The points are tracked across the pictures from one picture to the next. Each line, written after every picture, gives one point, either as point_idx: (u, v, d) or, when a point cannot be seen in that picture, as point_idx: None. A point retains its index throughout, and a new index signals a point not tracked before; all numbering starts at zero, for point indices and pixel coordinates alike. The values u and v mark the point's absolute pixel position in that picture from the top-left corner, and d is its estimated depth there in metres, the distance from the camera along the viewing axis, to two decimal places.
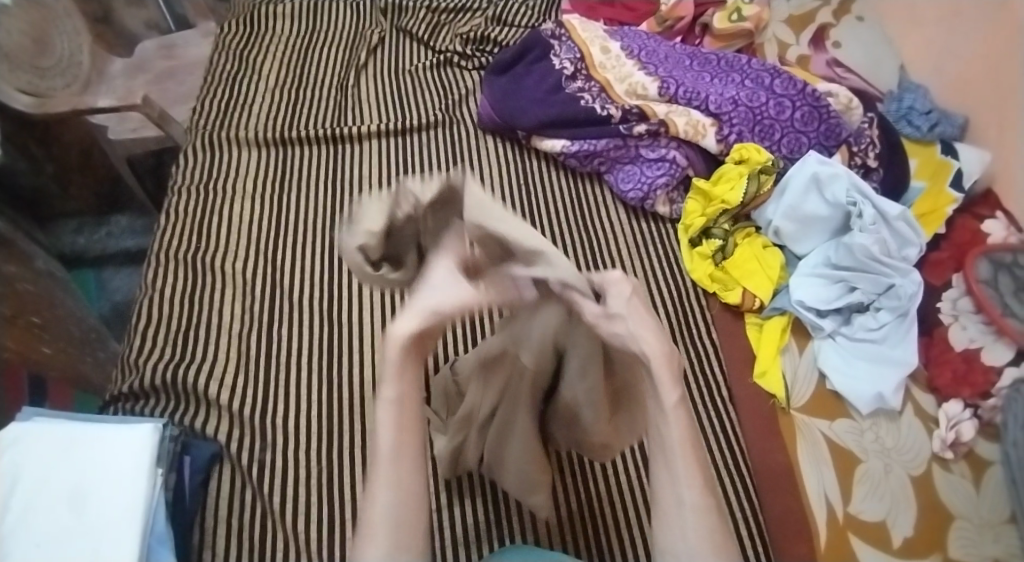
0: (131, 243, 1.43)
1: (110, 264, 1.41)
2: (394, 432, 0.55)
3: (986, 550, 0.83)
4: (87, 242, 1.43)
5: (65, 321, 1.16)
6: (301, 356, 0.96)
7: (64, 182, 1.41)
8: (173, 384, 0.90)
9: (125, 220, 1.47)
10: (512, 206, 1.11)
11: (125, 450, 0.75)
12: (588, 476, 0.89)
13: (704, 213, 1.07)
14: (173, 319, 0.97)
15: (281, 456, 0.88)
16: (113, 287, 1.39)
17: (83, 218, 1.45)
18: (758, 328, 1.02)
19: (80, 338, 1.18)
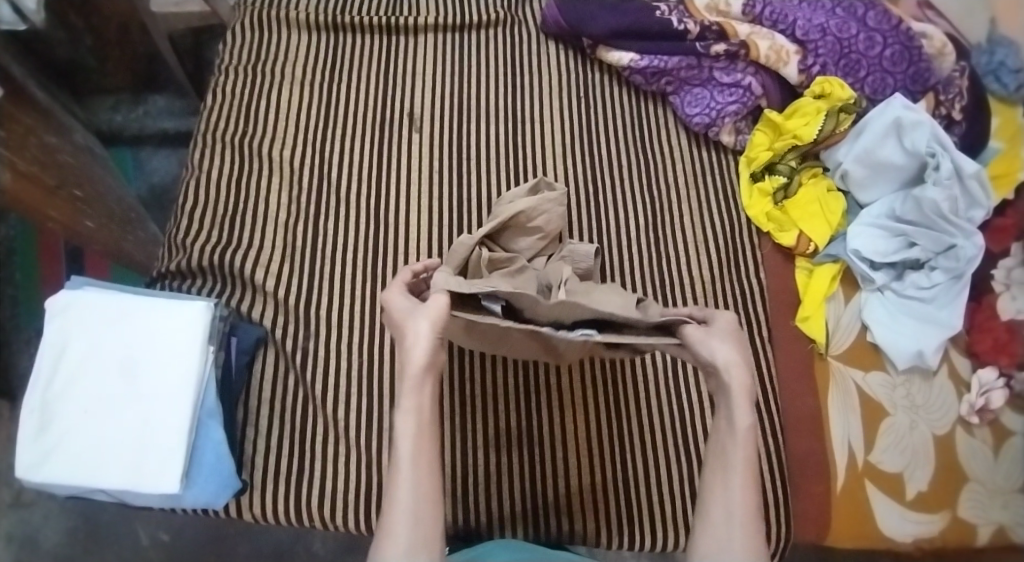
0: (168, 124, 1.43)
1: (147, 145, 1.42)
2: (411, 439, 0.70)
3: (993, 515, 0.91)
4: (125, 120, 1.42)
5: (105, 197, 1.16)
6: (347, 250, 0.95)
7: (102, 56, 1.36)
8: (222, 267, 0.92)
9: (162, 100, 1.43)
10: (567, 125, 1.06)
11: (169, 330, 0.76)
12: (626, 427, 0.92)
13: (771, 146, 1.01)
14: (218, 203, 0.97)
15: (323, 347, 0.89)
16: (151, 168, 1.42)
17: (120, 95, 1.42)
18: (807, 274, 1.00)
19: (121, 215, 1.18)
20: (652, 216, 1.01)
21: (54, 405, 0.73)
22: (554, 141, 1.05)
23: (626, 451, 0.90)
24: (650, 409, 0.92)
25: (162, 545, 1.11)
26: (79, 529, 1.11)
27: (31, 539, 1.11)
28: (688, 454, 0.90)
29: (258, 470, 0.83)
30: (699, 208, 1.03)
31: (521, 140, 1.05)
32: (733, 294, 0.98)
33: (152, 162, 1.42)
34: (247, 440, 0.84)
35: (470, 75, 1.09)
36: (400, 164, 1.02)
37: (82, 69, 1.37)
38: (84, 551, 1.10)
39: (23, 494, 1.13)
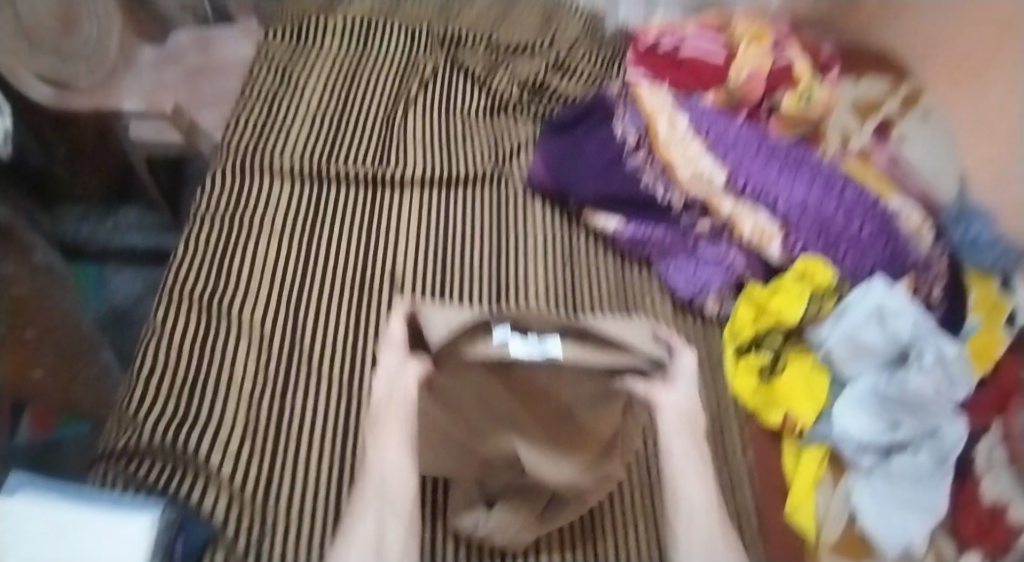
0: (136, 240, 1.36)
1: (113, 260, 1.35)
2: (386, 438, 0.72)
3: None
4: (92, 231, 1.35)
5: (58, 329, 1.09)
6: (317, 421, 0.88)
7: (74, 167, 1.32)
8: (172, 449, 0.83)
9: (134, 212, 1.40)
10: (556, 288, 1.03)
11: (112, 548, 0.67)
12: None
13: (755, 323, 1.00)
14: (179, 368, 0.90)
15: (278, 545, 0.79)
16: (113, 285, 1.33)
17: (88, 206, 1.37)
18: (795, 456, 0.96)
19: (73, 349, 1.10)
20: None
21: None
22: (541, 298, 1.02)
23: None
24: None
25: None
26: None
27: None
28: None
29: None
30: None
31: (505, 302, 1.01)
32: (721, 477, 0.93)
33: (115, 280, 1.34)
34: None
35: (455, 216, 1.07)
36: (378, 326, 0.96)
37: (50, 181, 1.30)
38: None
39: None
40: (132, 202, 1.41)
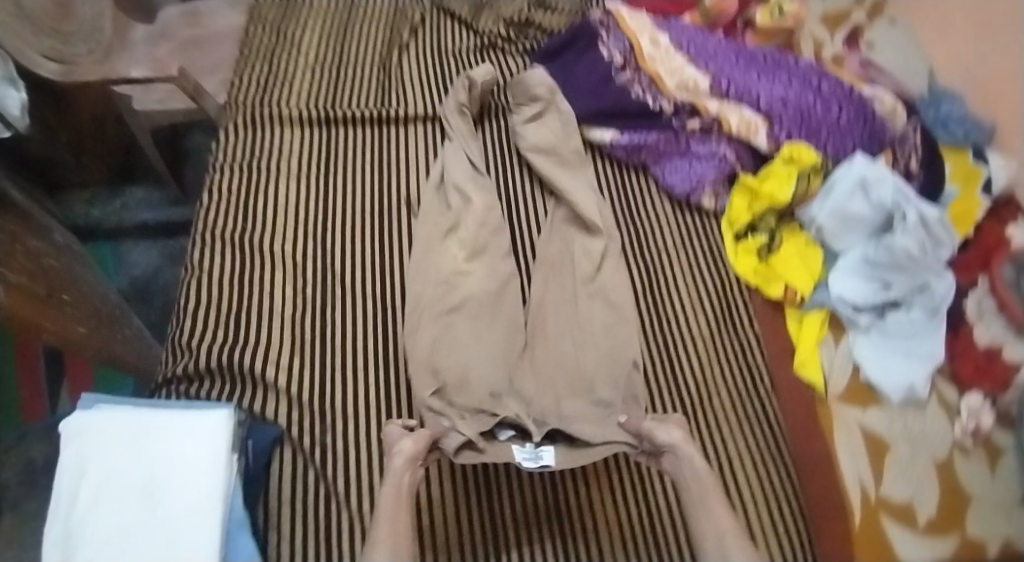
0: (148, 216, 1.44)
1: (127, 238, 1.42)
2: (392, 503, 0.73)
3: (1001, 531, 0.88)
4: (103, 214, 1.42)
5: (92, 299, 1.19)
6: (355, 333, 0.97)
7: (77, 150, 1.36)
8: (229, 367, 0.92)
9: (141, 193, 1.46)
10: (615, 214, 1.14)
11: (187, 443, 0.75)
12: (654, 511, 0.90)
13: (750, 208, 1.10)
14: (222, 300, 0.98)
15: (340, 437, 0.90)
16: (132, 261, 1.40)
17: (94, 189, 1.44)
18: (798, 322, 1.04)
19: (107, 316, 1.21)
20: (659, 276, 1.09)
21: (76, 535, 0.70)
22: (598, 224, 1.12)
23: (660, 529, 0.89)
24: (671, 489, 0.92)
25: None
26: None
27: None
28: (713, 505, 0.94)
29: None
30: (693, 271, 1.11)
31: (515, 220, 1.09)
32: (730, 351, 1.05)
33: (132, 256, 1.41)
34: (271, 544, 0.83)
35: (458, 141, 1.11)
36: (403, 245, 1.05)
37: (56, 165, 1.37)
38: None
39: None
40: (138, 182, 1.48)
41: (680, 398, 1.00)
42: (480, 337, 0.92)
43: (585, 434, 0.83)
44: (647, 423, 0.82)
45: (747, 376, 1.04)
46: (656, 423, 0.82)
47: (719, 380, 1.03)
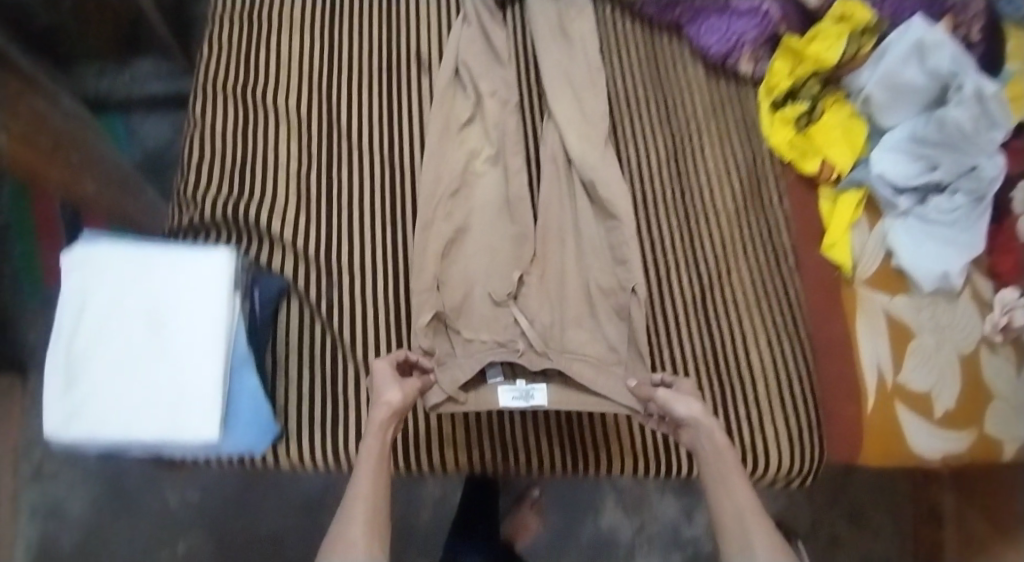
0: (157, 87, 1.38)
1: (137, 110, 1.38)
2: (372, 462, 0.73)
3: (1014, 428, 0.91)
4: (112, 86, 1.36)
5: (102, 165, 1.14)
6: (364, 190, 0.93)
7: (83, 21, 1.33)
8: (235, 219, 0.89)
9: (149, 65, 1.38)
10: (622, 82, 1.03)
11: (185, 282, 0.73)
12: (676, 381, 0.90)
13: (792, 74, 1.00)
14: (227, 152, 0.93)
15: (347, 292, 0.88)
16: (143, 133, 1.38)
17: (105, 62, 1.36)
18: (831, 203, 0.97)
19: (119, 179, 1.17)
20: (682, 146, 1.01)
21: (80, 362, 0.71)
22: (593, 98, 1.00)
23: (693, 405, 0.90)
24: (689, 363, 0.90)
25: (191, 505, 1.17)
26: (104, 494, 1.16)
27: (59, 510, 1.16)
28: (722, 376, 0.91)
29: (293, 418, 0.84)
30: (720, 143, 1.02)
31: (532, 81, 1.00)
32: (757, 225, 0.98)
33: (143, 127, 1.39)
34: (279, 389, 0.85)
35: (477, 23, 1.01)
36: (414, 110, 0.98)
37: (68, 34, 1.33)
38: (112, 515, 1.16)
39: (43, 466, 1.18)
40: (144, 54, 1.39)
41: (698, 272, 0.95)
42: (490, 225, 0.90)
43: (586, 381, 0.80)
44: (665, 394, 0.77)
45: (768, 252, 0.97)
46: (672, 393, 0.77)
47: (740, 251, 0.97)
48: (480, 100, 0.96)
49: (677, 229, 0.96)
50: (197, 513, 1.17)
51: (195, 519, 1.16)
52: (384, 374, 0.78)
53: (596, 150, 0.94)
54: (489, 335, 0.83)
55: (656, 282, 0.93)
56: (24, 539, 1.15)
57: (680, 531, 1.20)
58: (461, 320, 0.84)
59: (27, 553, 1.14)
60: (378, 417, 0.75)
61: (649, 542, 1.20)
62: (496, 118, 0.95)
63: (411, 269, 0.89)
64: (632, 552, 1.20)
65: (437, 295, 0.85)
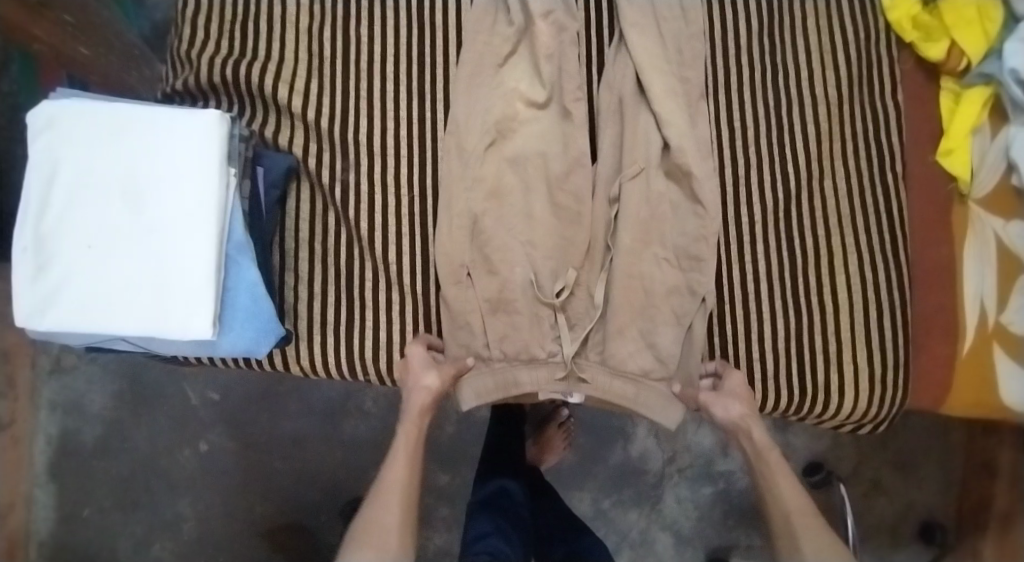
0: None
1: None
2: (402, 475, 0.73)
3: None
4: None
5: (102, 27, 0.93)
6: (387, 54, 0.77)
7: None
8: (237, 84, 0.75)
9: None
10: None
11: (171, 152, 0.61)
12: (759, 303, 0.77)
13: None
14: (225, 1, 0.77)
15: (367, 178, 0.75)
16: (151, 3, 1.11)
17: None
18: (954, 100, 0.81)
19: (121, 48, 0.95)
20: (779, 15, 0.81)
21: (50, 241, 0.59)
22: None
23: (779, 331, 0.77)
24: (774, 282, 0.77)
25: (211, 403, 1.09)
26: (123, 393, 1.09)
27: (76, 405, 1.09)
28: (797, 302, 0.77)
29: (304, 319, 0.74)
30: (829, 15, 0.81)
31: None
32: (860, 123, 0.80)
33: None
34: (288, 286, 0.74)
35: None
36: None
37: None
38: (129, 412, 1.09)
39: (60, 359, 1.10)
40: None
41: (788, 176, 0.78)
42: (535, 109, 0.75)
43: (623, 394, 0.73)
44: (706, 398, 0.75)
45: (872, 155, 0.80)
46: (713, 396, 0.75)
47: (839, 151, 0.80)
48: (531, 23, 0.75)
49: (765, 123, 0.79)
50: (218, 415, 1.10)
51: (214, 420, 1.10)
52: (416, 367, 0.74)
53: (679, 51, 0.77)
54: (527, 338, 0.73)
55: (734, 188, 0.78)
56: (43, 432, 1.09)
57: (715, 464, 1.11)
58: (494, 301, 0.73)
59: (46, 447, 1.09)
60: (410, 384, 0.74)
61: (681, 473, 1.11)
62: (550, 47, 0.75)
63: (440, 158, 0.76)
64: (662, 482, 1.11)
65: (471, 291, 0.73)
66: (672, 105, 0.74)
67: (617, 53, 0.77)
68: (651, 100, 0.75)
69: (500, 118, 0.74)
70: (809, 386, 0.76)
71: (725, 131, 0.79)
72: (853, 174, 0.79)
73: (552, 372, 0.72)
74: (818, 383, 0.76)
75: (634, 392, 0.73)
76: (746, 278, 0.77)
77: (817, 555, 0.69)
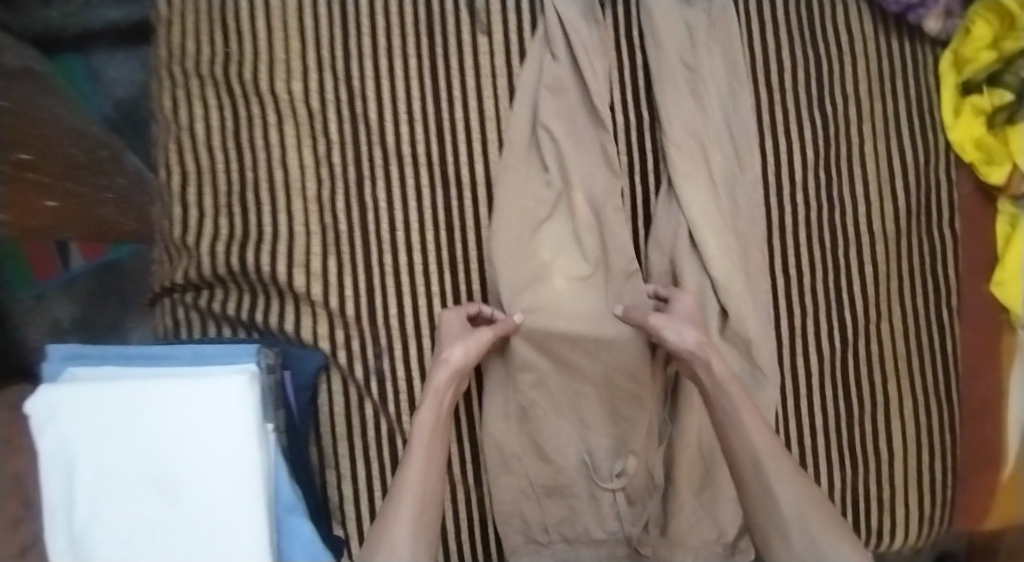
0: (115, 15, 0.85)
1: (100, 43, 0.86)
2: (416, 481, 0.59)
3: None
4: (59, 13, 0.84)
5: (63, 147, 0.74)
6: (414, 225, 0.69)
7: None
8: (248, 272, 0.66)
9: None
10: (754, 51, 0.74)
11: (203, 431, 0.54)
12: (817, 454, 0.75)
13: (997, 46, 0.73)
14: (224, 169, 0.67)
15: (403, 364, 0.69)
16: (113, 79, 0.88)
17: None
18: (1012, 223, 0.76)
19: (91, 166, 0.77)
20: (833, 144, 0.75)
21: (83, 545, 0.53)
22: (730, 89, 0.72)
23: (839, 480, 0.75)
24: (833, 429, 0.75)
25: None
26: None
27: None
28: (852, 451, 0.76)
29: (352, 521, 0.69)
30: (884, 145, 0.76)
31: (640, 68, 0.73)
32: (915, 260, 0.76)
33: (112, 71, 0.88)
34: (330, 485, 0.70)
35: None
36: (488, 135, 0.70)
37: None
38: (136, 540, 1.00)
39: None
40: None
41: (843, 320, 0.75)
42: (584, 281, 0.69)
43: None
44: (658, 320, 0.64)
45: (925, 288, 0.77)
46: (665, 317, 0.64)
47: (894, 288, 0.76)
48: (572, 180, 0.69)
49: (821, 265, 0.74)
50: None
51: None
52: (450, 332, 0.65)
53: (733, 201, 0.71)
54: (588, 523, 0.71)
55: (791, 337, 0.74)
56: None
57: None
58: (554, 485, 0.71)
59: None
60: (448, 348, 0.64)
61: None
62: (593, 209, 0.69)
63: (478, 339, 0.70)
64: None
65: (526, 482, 0.71)
66: (730, 269, 0.69)
67: (667, 205, 0.72)
68: (708, 263, 0.69)
69: (549, 304, 0.68)
70: (866, 530, 0.76)
71: (781, 282, 0.74)
72: (905, 312, 0.76)
73: (613, 550, 0.72)
74: (879, 526, 0.76)
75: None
76: (807, 431, 0.75)
77: (796, 507, 0.58)
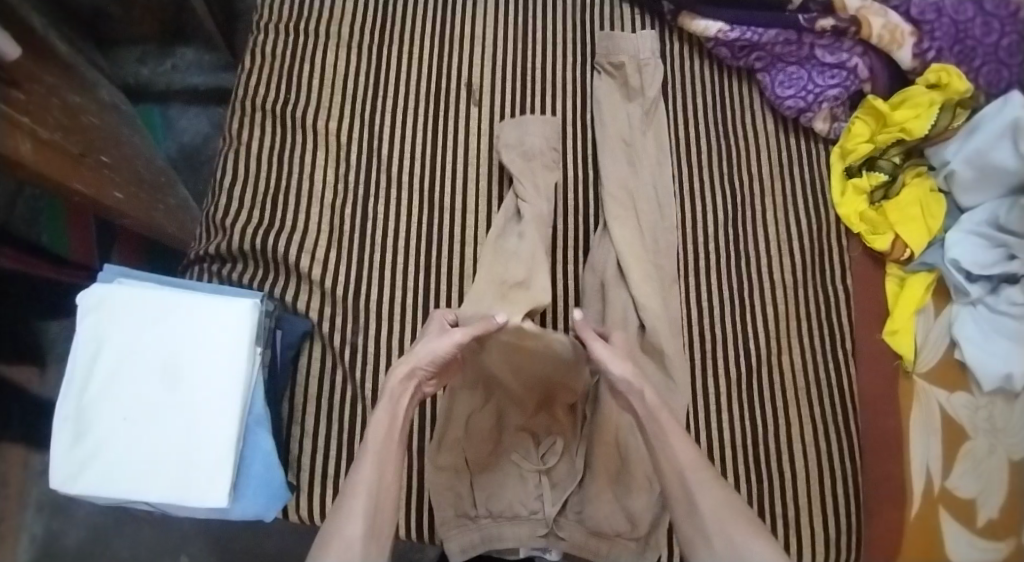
0: (198, 81, 1.17)
1: (176, 100, 1.16)
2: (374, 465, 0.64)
3: None
4: (152, 75, 1.16)
5: (133, 162, 0.97)
6: (396, 232, 0.87)
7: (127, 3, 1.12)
8: (263, 251, 0.84)
9: (191, 54, 1.18)
10: (677, 130, 0.95)
11: (206, 338, 0.69)
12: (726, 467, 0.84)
13: (872, 140, 0.92)
14: (261, 176, 0.88)
15: (372, 340, 0.83)
16: (179, 128, 1.16)
17: (146, 46, 1.16)
18: (899, 284, 0.90)
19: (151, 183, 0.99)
20: (742, 203, 0.92)
21: (90, 412, 0.67)
22: (656, 155, 0.92)
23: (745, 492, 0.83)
24: (741, 446, 0.85)
25: None
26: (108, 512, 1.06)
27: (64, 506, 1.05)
28: (760, 467, 0.84)
29: (305, 472, 0.79)
30: (786, 210, 0.93)
31: (590, 138, 0.94)
32: (815, 305, 0.90)
33: (182, 121, 1.16)
34: (293, 439, 0.80)
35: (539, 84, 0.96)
36: (463, 172, 0.91)
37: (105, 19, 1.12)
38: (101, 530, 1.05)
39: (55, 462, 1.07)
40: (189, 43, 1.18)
41: (751, 348, 0.87)
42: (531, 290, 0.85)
43: (596, 552, 0.79)
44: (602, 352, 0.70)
45: (825, 328, 0.89)
46: (607, 350, 0.70)
47: (796, 325, 0.89)
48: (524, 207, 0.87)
49: (731, 300, 0.89)
50: None
51: None
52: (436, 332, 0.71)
53: (655, 241, 0.88)
54: (513, 500, 0.80)
55: (705, 358, 0.87)
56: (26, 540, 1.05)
57: None
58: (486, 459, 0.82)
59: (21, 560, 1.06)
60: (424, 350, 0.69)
61: None
62: None
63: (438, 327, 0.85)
64: None
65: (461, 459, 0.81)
66: (648, 288, 0.84)
67: (601, 239, 0.88)
68: (631, 283, 0.84)
69: None
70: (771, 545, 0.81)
71: (695, 309, 0.88)
72: (806, 346, 0.88)
73: (533, 528, 0.80)
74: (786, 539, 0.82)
75: (607, 550, 0.79)
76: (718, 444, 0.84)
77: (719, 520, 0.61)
